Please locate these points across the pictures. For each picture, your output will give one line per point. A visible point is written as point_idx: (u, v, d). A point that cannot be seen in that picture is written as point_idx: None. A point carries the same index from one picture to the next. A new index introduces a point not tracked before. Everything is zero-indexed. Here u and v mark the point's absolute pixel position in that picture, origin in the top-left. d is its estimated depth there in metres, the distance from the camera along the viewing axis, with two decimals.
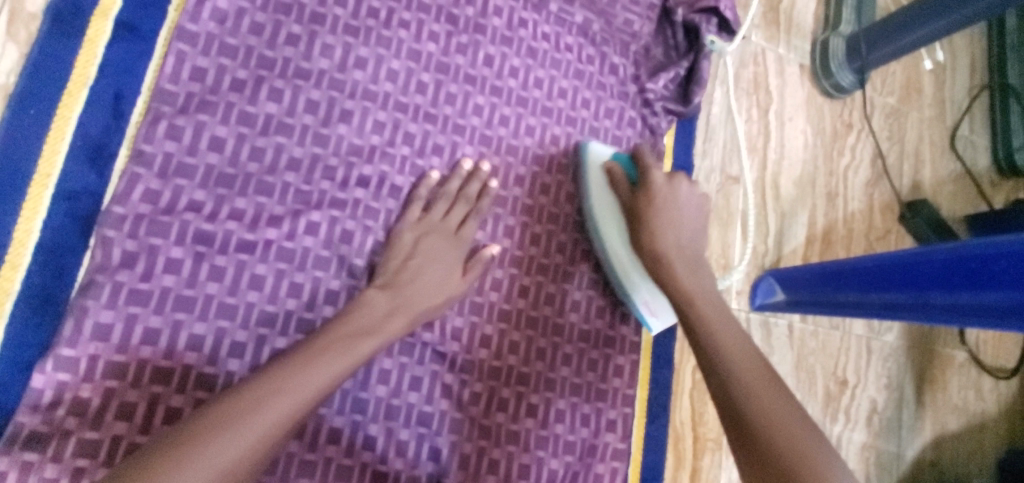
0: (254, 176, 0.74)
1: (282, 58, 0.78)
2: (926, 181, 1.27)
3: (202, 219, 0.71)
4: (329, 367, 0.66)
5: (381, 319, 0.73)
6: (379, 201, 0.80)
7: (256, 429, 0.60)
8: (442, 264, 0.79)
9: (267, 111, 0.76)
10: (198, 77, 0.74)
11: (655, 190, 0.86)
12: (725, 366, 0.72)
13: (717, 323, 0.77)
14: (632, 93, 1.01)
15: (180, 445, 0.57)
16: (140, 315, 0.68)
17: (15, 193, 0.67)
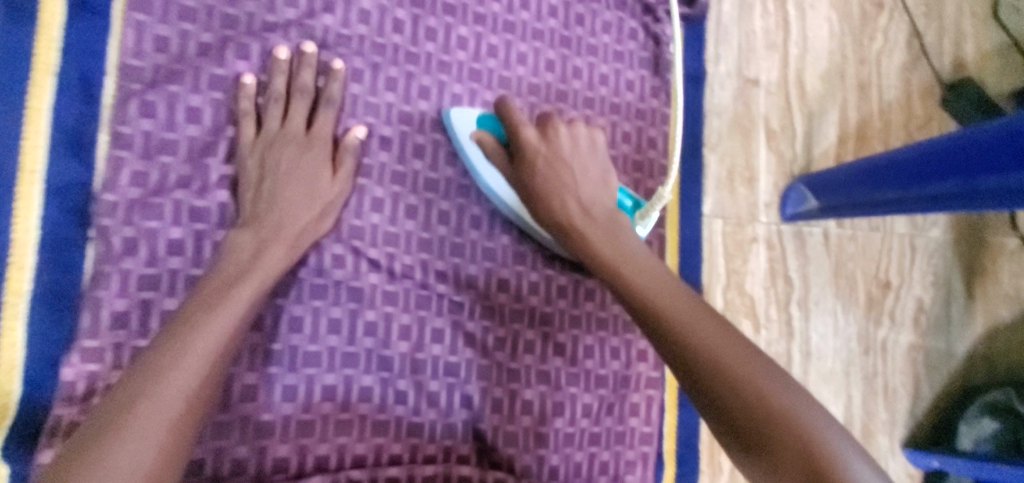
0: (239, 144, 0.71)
1: (245, 14, 0.73)
2: (970, 58, 1.14)
3: (195, 195, 0.69)
4: (198, 351, 0.59)
5: (251, 260, 0.66)
6: (370, 155, 0.76)
7: (163, 401, 0.56)
8: (309, 164, 0.71)
9: (240, 73, 0.72)
10: (163, 47, 0.70)
11: (537, 157, 0.73)
12: (672, 321, 0.62)
13: (643, 281, 0.66)
14: (631, 1, 0.92)
15: (90, 447, 0.53)
16: (154, 299, 0.67)
17: (5, 193, 0.66)
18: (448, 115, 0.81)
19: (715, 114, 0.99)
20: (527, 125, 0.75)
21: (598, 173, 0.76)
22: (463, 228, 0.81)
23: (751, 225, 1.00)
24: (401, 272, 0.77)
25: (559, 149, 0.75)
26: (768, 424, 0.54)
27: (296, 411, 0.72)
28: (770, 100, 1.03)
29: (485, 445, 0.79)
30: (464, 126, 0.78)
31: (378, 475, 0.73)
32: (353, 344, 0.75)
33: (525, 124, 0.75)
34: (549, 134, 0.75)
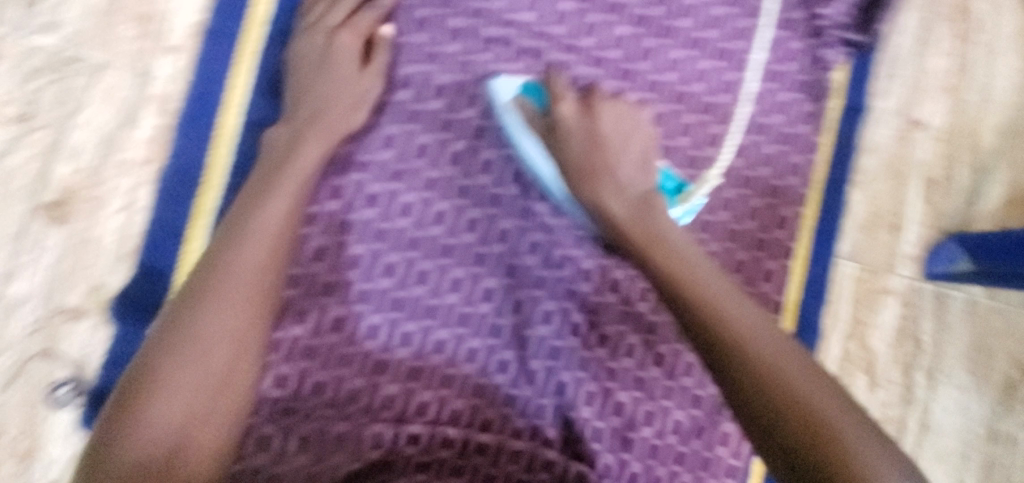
0: (405, 104, 0.78)
1: None
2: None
3: (360, 148, 0.77)
4: (249, 248, 0.63)
5: (286, 151, 0.68)
6: None
7: (235, 289, 0.61)
8: (343, 57, 0.71)
9: (417, 40, 0.78)
10: None
11: (571, 130, 0.72)
12: (733, 333, 0.61)
13: (702, 288, 0.64)
14: (799, 20, 0.88)
15: (174, 335, 0.59)
16: (311, 233, 0.75)
17: (208, 122, 0.72)
18: None
19: (869, 151, 0.93)
20: (565, 96, 0.73)
21: (640, 149, 0.74)
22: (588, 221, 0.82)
23: (885, 275, 0.93)
24: (525, 249, 0.81)
25: (597, 129, 0.73)
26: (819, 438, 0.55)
27: (409, 357, 0.77)
28: (933, 147, 0.95)
29: (571, 435, 0.79)
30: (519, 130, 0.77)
31: (471, 435, 0.77)
32: (469, 305, 0.79)
33: (563, 95, 0.74)
34: (590, 107, 0.73)
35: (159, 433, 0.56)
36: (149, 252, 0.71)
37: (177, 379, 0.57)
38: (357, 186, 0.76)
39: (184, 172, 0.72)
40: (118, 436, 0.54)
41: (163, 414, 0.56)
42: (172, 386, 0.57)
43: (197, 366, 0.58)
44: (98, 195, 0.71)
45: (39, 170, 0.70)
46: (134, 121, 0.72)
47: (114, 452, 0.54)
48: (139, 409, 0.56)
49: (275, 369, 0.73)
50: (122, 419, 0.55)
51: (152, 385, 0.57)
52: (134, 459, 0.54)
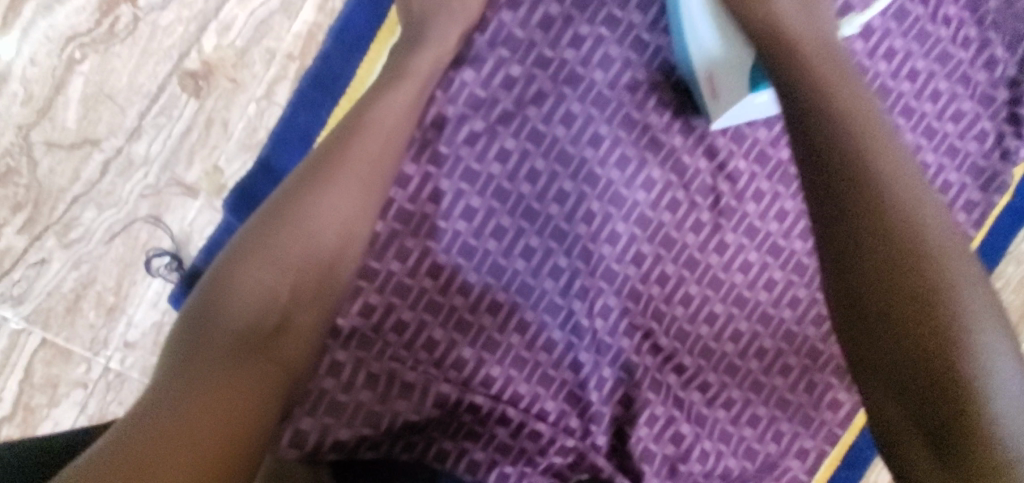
0: (569, 64, 0.72)
1: None
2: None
3: (510, 101, 0.72)
4: (365, 139, 0.60)
5: (404, 59, 0.66)
6: (668, 136, 0.75)
7: (345, 177, 0.59)
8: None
9: (599, 6, 0.73)
10: None
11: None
12: (867, 176, 0.55)
13: (841, 110, 0.58)
14: (1000, 101, 0.80)
15: (279, 215, 0.56)
16: (433, 175, 0.72)
17: (367, 33, 0.70)
18: (755, 133, 0.77)
19: (1014, 259, 0.86)
20: None
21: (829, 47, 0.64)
22: (707, 248, 0.78)
23: None
24: (630, 257, 0.76)
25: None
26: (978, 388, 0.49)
27: (491, 327, 0.75)
28: None
29: (622, 447, 0.77)
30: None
31: (528, 422, 0.74)
32: (564, 296, 0.76)
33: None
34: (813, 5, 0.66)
35: (260, 307, 0.52)
36: (274, 150, 0.68)
37: (281, 257, 0.54)
38: (492, 138, 0.72)
39: (328, 79, 0.69)
40: (222, 304, 0.51)
41: (265, 289, 0.53)
42: (274, 259, 0.54)
43: (301, 243, 0.55)
44: (239, 77, 0.68)
45: (188, 33, 0.67)
46: (292, 12, 0.69)
47: (217, 320, 0.50)
48: (241, 281, 0.53)
49: (364, 298, 0.72)
50: (227, 287, 0.52)
51: (252, 260, 0.54)
52: (236, 331, 0.50)
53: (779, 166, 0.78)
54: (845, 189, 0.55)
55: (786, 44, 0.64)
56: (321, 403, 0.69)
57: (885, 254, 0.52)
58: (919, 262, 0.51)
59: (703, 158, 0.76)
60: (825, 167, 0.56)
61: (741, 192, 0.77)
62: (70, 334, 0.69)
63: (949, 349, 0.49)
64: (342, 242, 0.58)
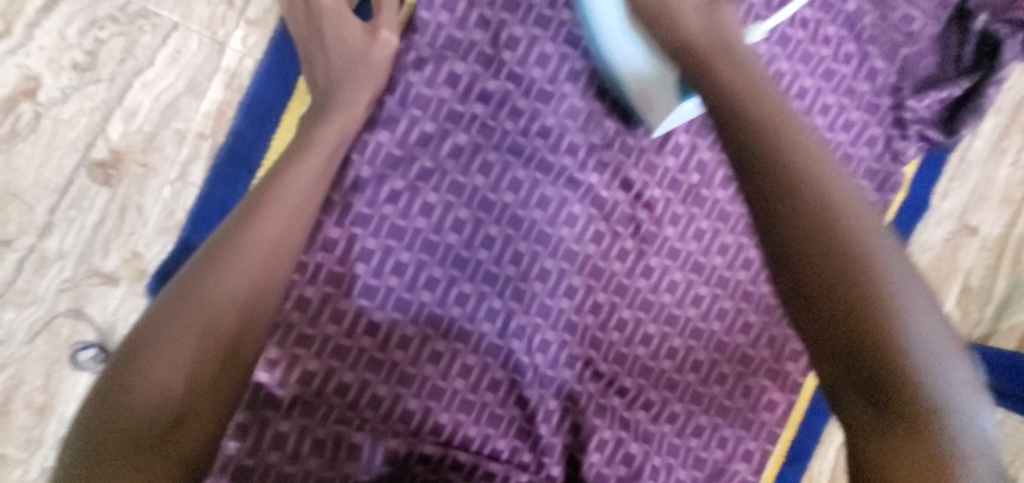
0: (480, 117, 0.75)
1: (528, 3, 0.76)
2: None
3: (427, 157, 0.74)
4: (274, 216, 0.60)
5: (314, 127, 0.66)
6: (583, 173, 0.78)
7: (248, 254, 0.57)
8: (338, 20, 0.68)
9: (503, 57, 0.76)
10: (450, 8, 0.74)
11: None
12: (808, 182, 0.57)
13: (776, 123, 0.60)
14: (885, 107, 0.86)
15: (177, 302, 0.53)
16: (360, 235, 0.73)
17: (278, 103, 0.71)
18: (665, 161, 0.81)
19: (918, 249, 0.93)
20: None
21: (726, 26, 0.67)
22: (634, 273, 0.81)
23: None
24: (562, 291, 0.79)
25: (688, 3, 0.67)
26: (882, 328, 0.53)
27: (434, 376, 0.76)
28: (980, 255, 0.94)
29: (576, 474, 0.78)
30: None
31: (482, 463, 0.76)
32: (502, 336, 0.78)
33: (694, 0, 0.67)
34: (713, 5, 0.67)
35: (154, 407, 0.49)
36: (192, 229, 0.68)
37: (177, 345, 0.51)
38: (414, 194, 0.74)
39: (242, 153, 0.70)
40: (113, 409, 0.48)
41: (160, 386, 0.49)
42: (170, 352, 0.51)
43: (200, 329, 0.52)
44: (149, 162, 0.68)
45: (92, 123, 0.67)
46: (198, 91, 0.69)
47: (108, 428, 0.47)
48: (136, 380, 0.49)
49: (303, 365, 0.73)
50: (118, 389, 0.49)
51: (148, 355, 0.50)
52: (128, 439, 0.47)
53: (691, 190, 0.82)
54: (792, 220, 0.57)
55: (685, 39, 0.66)
56: (269, 475, 0.70)
57: (807, 233, 0.56)
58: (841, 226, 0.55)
59: (619, 190, 0.79)
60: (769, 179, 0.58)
61: (659, 217, 0.81)
62: (1, 438, 0.67)
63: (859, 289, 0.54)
64: (246, 322, 0.55)
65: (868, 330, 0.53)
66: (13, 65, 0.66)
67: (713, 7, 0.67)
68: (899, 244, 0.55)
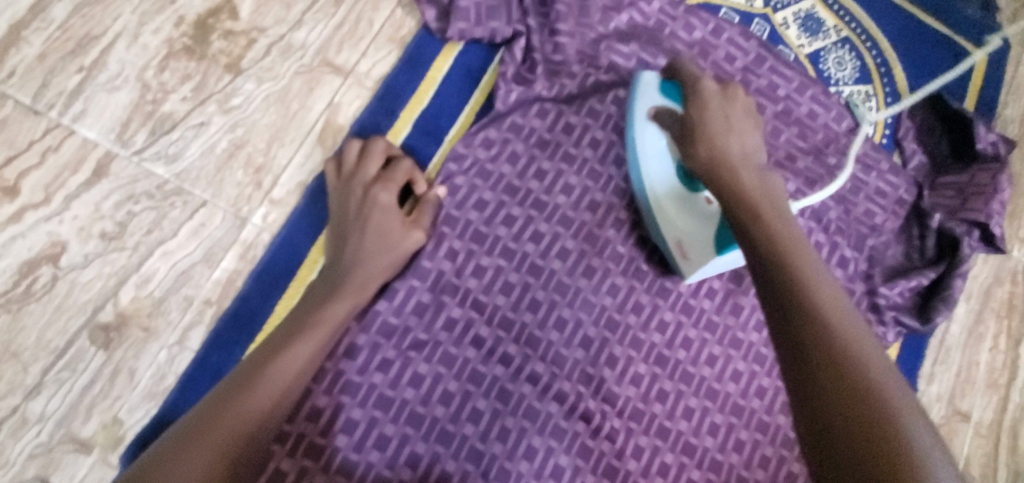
0: (474, 291, 0.79)
1: (526, 188, 0.84)
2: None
3: (420, 327, 0.77)
4: (261, 396, 0.63)
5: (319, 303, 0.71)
6: (569, 349, 0.81)
7: (234, 422, 0.60)
8: (385, 214, 0.76)
9: (498, 234, 0.82)
10: (454, 192, 0.82)
11: (706, 98, 0.79)
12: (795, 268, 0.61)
13: (768, 211, 0.67)
14: (859, 292, 0.91)
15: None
16: (346, 404, 0.73)
17: (287, 272, 0.75)
18: (650, 338, 0.84)
19: None
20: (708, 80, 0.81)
21: (744, 146, 0.75)
22: (624, 453, 0.79)
23: None
24: (548, 472, 0.76)
25: (727, 117, 0.77)
26: (839, 358, 0.52)
27: None
28: (976, 442, 0.93)
29: None
30: (646, 92, 0.83)
31: None
32: None
33: (706, 81, 0.81)
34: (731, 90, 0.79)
35: None
36: (181, 393, 0.69)
37: None
38: (406, 364, 0.75)
39: (244, 317, 0.72)
40: None
41: None
42: None
43: None
44: (152, 325, 0.71)
45: (106, 288, 0.71)
46: (213, 260, 0.74)
47: None
48: None
49: None
50: None
51: None
52: None
53: (678, 366, 0.84)
54: (790, 288, 0.59)
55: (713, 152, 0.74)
56: None
57: (784, 272, 0.60)
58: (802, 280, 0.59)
59: (606, 367, 0.81)
60: (768, 256, 0.63)
61: (646, 394, 0.82)
62: None
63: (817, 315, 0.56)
64: None
65: (829, 348, 0.53)
66: (44, 232, 0.71)
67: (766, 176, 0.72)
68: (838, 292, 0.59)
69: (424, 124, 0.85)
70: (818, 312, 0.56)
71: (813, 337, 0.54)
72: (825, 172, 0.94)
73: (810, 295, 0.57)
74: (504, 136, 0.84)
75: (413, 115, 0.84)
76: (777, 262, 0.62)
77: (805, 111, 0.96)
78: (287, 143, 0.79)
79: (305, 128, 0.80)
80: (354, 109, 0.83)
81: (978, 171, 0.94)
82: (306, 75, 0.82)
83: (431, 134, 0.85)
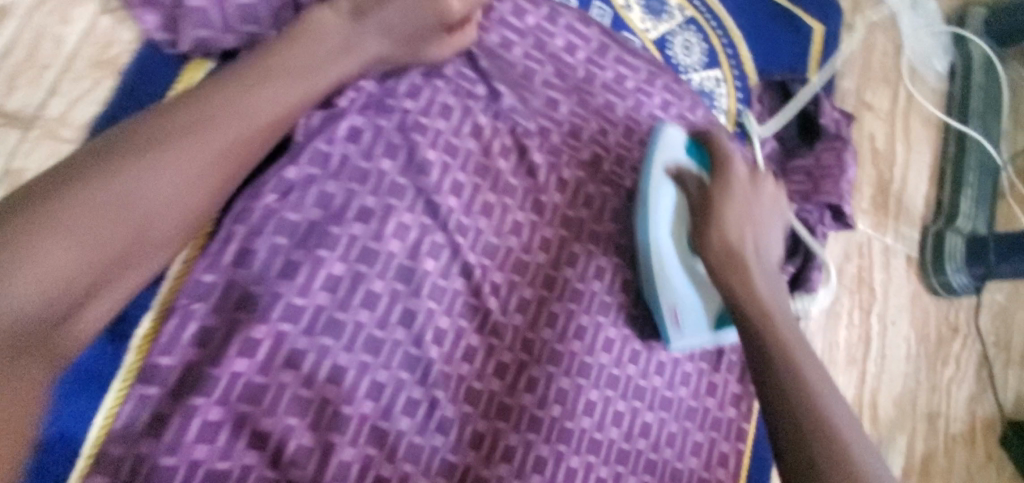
0: (288, 389, 0.59)
1: (348, 236, 0.64)
2: (1010, 404, 1.15)
3: (216, 455, 0.57)
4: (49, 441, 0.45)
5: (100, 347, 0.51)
6: (424, 436, 0.65)
7: None
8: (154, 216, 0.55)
9: (318, 302, 0.62)
10: (243, 262, 0.60)
11: (729, 162, 0.74)
12: (779, 349, 0.66)
13: (777, 314, 0.69)
14: None
15: None
16: None
17: None
18: (519, 400, 0.71)
19: None
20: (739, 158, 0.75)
21: (749, 225, 0.73)
22: None
23: None
24: None
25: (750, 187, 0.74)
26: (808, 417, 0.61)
27: None
28: None
29: None
30: (670, 147, 0.77)
31: None
32: None
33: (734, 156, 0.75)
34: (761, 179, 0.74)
35: None
36: None
37: None
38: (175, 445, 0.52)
39: None
40: None
41: None
42: None
43: None
44: None
45: None
46: None
47: None
48: None
49: None
50: None
51: None
52: None
53: (554, 425, 0.72)
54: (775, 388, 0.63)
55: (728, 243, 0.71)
56: None
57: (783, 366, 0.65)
58: (787, 387, 0.63)
59: (470, 450, 0.67)
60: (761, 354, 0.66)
61: (521, 467, 0.70)
62: None
63: (773, 380, 0.64)
64: None
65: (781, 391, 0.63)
66: None
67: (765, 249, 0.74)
68: (804, 353, 0.65)
69: None
70: (791, 391, 0.62)
71: (786, 415, 0.62)
72: None
73: (778, 379, 0.64)
74: (307, 173, 0.64)
75: None
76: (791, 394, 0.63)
77: (658, 102, 0.85)
78: None
79: None
80: None
81: (822, 151, 0.91)
82: None
83: None
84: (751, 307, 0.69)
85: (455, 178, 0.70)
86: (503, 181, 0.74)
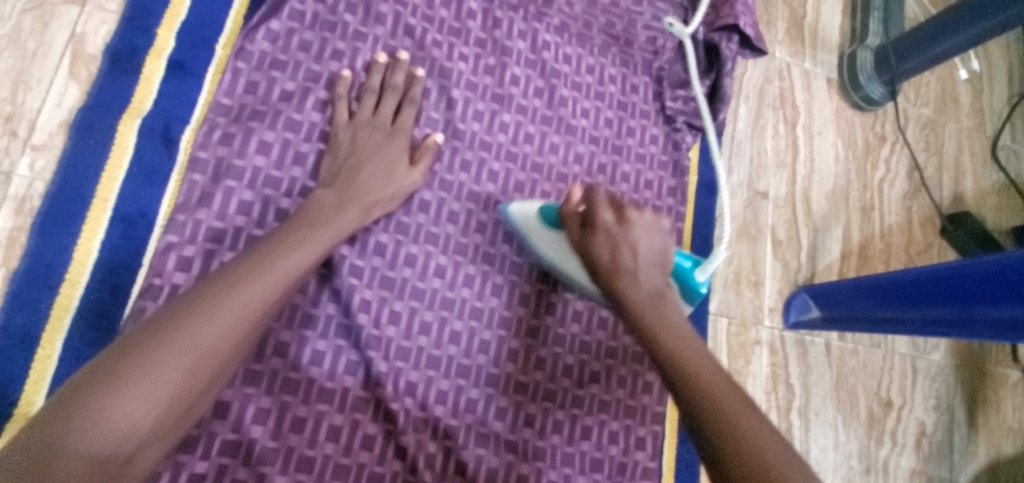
0: (299, 180, 0.78)
1: (327, 71, 0.83)
2: (945, 201, 1.29)
3: (252, 224, 0.75)
4: (246, 298, 0.61)
5: (275, 263, 0.65)
6: (410, 215, 0.84)
7: (233, 307, 0.60)
8: (302, 226, 0.70)
9: (312, 119, 0.80)
10: (251, 90, 0.79)
11: (601, 228, 0.76)
12: (740, 447, 0.57)
13: (711, 387, 0.63)
14: (654, 111, 1.03)
15: (165, 329, 0.56)
16: None
17: (75, 216, 0.71)
18: (484, 189, 0.89)
19: (726, 219, 1.09)
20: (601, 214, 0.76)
21: (649, 284, 0.74)
22: (485, 294, 0.86)
23: (755, 328, 1.07)
24: (417, 330, 0.82)
25: (616, 242, 0.76)
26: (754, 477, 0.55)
27: (300, 445, 0.74)
28: (778, 213, 1.12)
29: None
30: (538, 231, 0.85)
31: None
32: (367, 388, 0.78)
33: (604, 206, 0.77)
34: (624, 218, 0.76)
35: (159, 389, 0.54)
36: None
37: (179, 353, 0.55)
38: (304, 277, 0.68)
39: (42, 271, 0.69)
40: (135, 375, 0.53)
41: (157, 388, 0.53)
42: (163, 363, 0.54)
43: (186, 350, 0.56)
44: None
45: None
46: None
47: (120, 405, 0.51)
48: (170, 357, 0.55)
49: (190, 469, 0.70)
50: (141, 365, 0.53)
51: (171, 348, 0.55)
52: (148, 414, 0.53)
53: None
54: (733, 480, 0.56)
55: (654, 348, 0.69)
56: None
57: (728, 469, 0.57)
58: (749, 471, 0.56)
59: (448, 224, 0.86)
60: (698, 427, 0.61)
61: (492, 238, 0.88)
62: None
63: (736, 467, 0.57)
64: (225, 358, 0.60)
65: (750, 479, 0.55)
66: None
67: (625, 229, 0.76)
68: (769, 445, 0.58)
69: (189, 34, 0.80)
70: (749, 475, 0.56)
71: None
72: (600, 13, 1.02)
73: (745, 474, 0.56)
74: (289, 25, 0.82)
75: (172, 30, 0.79)
76: (730, 444, 0.58)
77: None
78: (34, 85, 0.75)
79: (50, 65, 0.76)
80: (105, 41, 0.78)
81: None
82: (35, 11, 0.77)
83: (200, 44, 0.80)
84: (697, 387, 0.63)
85: (407, 23, 0.88)
86: (447, 26, 0.91)
